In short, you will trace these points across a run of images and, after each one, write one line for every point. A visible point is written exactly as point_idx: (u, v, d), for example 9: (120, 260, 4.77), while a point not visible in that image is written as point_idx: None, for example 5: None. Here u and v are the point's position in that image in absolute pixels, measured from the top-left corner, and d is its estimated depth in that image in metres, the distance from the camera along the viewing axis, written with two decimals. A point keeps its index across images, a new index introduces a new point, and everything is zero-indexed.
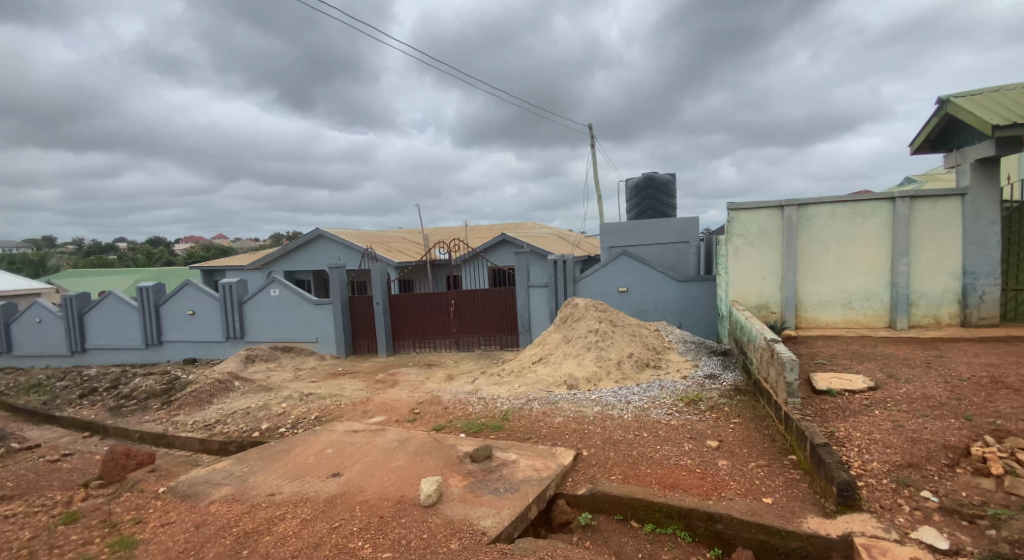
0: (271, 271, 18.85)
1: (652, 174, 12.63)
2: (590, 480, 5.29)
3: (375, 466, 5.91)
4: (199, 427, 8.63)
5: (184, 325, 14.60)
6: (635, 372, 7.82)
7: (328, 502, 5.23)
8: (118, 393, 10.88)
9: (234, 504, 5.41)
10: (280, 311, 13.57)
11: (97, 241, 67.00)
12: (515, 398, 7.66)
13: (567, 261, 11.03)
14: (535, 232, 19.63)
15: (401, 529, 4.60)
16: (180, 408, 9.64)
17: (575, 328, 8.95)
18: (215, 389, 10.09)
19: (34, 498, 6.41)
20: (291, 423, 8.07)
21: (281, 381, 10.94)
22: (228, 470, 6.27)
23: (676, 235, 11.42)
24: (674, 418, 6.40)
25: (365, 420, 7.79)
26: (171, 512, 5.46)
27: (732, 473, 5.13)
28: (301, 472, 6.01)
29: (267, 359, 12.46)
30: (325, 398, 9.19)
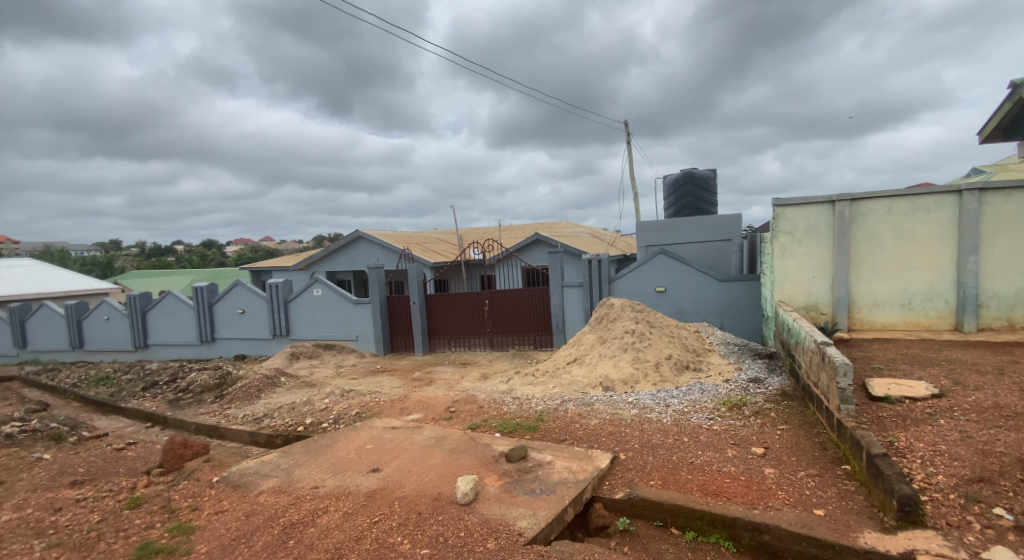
0: (313, 271, 19.29)
1: (691, 170, 12.25)
2: (628, 485, 5.12)
3: (413, 463, 5.89)
4: (248, 421, 8.84)
5: (236, 324, 15.04)
6: (674, 375, 7.57)
7: (368, 496, 5.23)
8: (177, 387, 11.32)
9: (281, 495, 5.47)
10: (323, 310, 13.82)
11: (156, 244, 70.42)
12: (549, 399, 7.52)
13: (602, 260, 10.82)
14: (570, 231, 19.44)
15: (438, 526, 4.56)
16: (231, 402, 9.93)
17: (611, 329, 8.73)
18: (263, 384, 10.34)
19: (100, 483, 6.70)
20: (333, 419, 8.18)
21: (323, 377, 11.13)
22: (275, 462, 6.37)
23: (717, 232, 11.03)
24: (716, 423, 6.14)
25: (403, 417, 7.81)
26: (223, 501, 5.59)
27: (780, 482, 4.86)
28: (343, 467, 6.04)
29: (311, 355, 12.67)
30: (365, 394, 9.28)
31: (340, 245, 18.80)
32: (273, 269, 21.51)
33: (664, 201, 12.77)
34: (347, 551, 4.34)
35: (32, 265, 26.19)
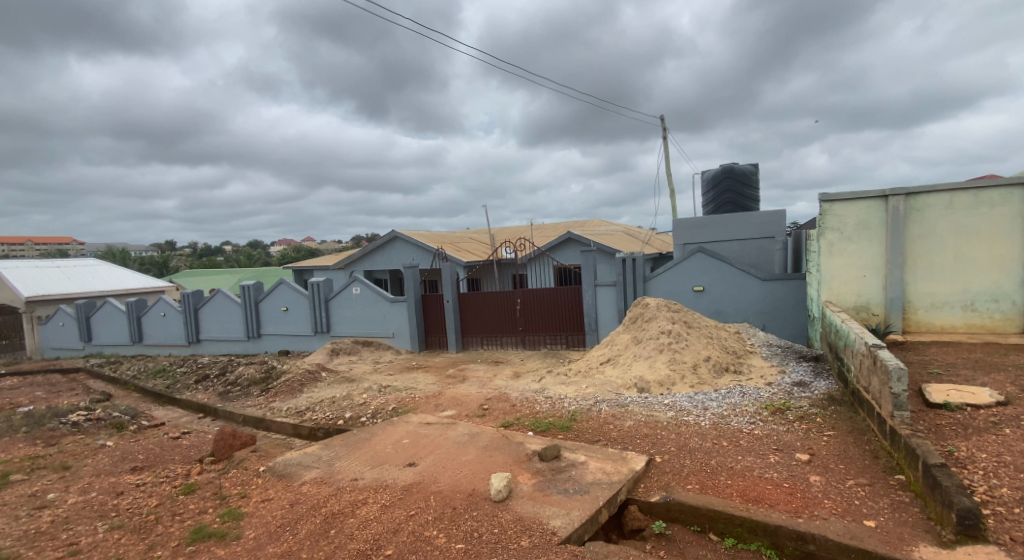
0: (352, 270, 19.64)
1: (731, 165, 11.87)
2: (664, 488, 4.97)
3: (447, 458, 5.87)
4: (291, 414, 9.03)
5: (280, 321, 15.45)
6: (713, 377, 7.35)
7: (404, 490, 5.23)
8: (226, 380, 11.68)
9: (323, 486, 5.54)
10: (361, 308, 14.03)
11: (206, 245, 73.41)
12: (582, 399, 7.40)
13: (636, 258, 10.63)
14: (604, 229, 19.19)
15: (473, 521, 4.52)
16: (276, 395, 10.16)
17: (646, 329, 8.54)
18: (305, 379, 10.55)
19: (157, 469, 6.95)
20: (371, 413, 8.26)
21: (361, 372, 11.30)
22: (317, 454, 6.46)
23: (759, 229, 10.66)
24: (757, 427, 5.92)
25: (438, 413, 7.83)
26: (269, 490, 5.70)
27: (826, 490, 4.64)
28: (381, 460, 6.08)
29: (350, 352, 12.90)
30: (401, 390, 9.35)
31: (377, 245, 19.05)
32: (314, 268, 22.01)
33: (703, 197, 12.43)
34: (384, 544, 4.34)
35: (96, 265, 27.64)
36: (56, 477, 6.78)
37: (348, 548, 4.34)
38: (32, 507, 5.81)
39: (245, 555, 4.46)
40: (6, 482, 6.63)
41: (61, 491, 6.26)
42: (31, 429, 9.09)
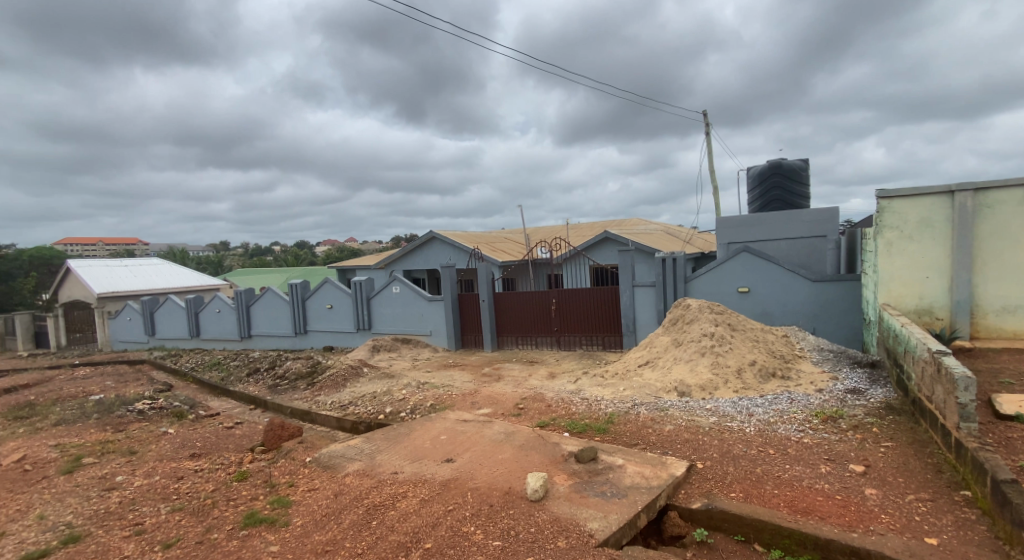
0: (392, 269, 19.93)
1: (779, 160, 11.42)
2: (706, 495, 4.78)
3: (483, 456, 5.82)
4: (335, 407, 9.19)
5: (325, 318, 15.80)
6: (758, 382, 7.06)
7: (443, 485, 5.20)
8: (275, 373, 12.03)
9: (365, 478, 5.58)
10: (401, 306, 14.19)
11: (258, 245, 76.54)
12: (620, 402, 7.23)
13: (677, 258, 10.33)
14: (643, 229, 18.84)
15: (510, 520, 4.45)
16: (320, 390, 10.38)
17: (687, 331, 8.29)
18: (348, 373, 10.72)
19: (213, 456, 7.14)
20: (411, 409, 8.31)
21: (401, 369, 11.42)
22: (360, 447, 6.53)
23: (809, 228, 10.20)
24: (807, 435, 5.64)
25: (474, 411, 7.80)
26: (314, 480, 5.78)
27: (883, 504, 4.37)
28: (420, 455, 6.08)
29: (390, 349, 13.10)
30: (438, 387, 9.38)
31: (416, 245, 19.26)
32: (356, 268, 22.47)
33: (749, 194, 12.01)
34: (423, 537, 4.32)
35: (158, 264, 29.10)
36: (123, 462, 7.08)
37: (389, 540, 4.34)
38: (101, 489, 6.12)
39: (293, 542, 4.52)
40: (78, 464, 6.98)
41: (127, 475, 6.55)
42: (101, 416, 9.58)
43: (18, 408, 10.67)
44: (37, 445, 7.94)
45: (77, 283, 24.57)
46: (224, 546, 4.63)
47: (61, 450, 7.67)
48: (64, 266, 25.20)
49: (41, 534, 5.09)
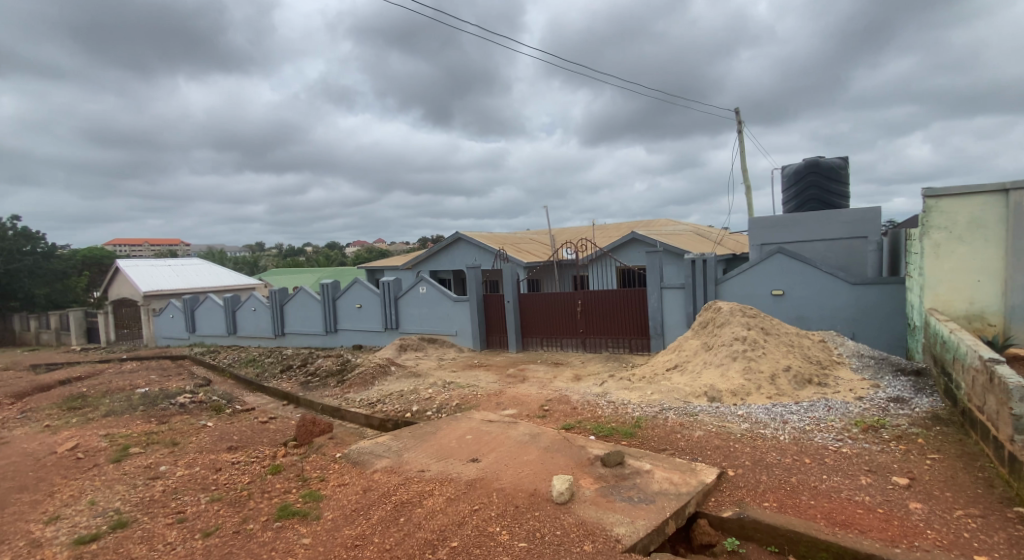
0: (419, 270, 20.05)
1: (816, 159, 11.04)
2: (737, 504, 4.61)
3: (509, 456, 5.74)
4: (364, 405, 9.26)
5: (355, 317, 16.00)
6: (793, 388, 6.82)
7: (469, 484, 5.14)
8: (307, 370, 12.22)
9: (392, 475, 5.57)
10: (427, 306, 14.25)
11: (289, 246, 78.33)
12: (647, 406, 7.07)
13: (707, 260, 10.07)
14: (671, 229, 18.51)
15: (535, 522, 4.36)
16: (349, 387, 10.47)
17: (718, 335, 8.07)
18: (376, 371, 10.78)
19: (249, 449, 7.23)
20: (437, 407, 8.30)
21: (427, 368, 11.46)
22: (387, 444, 6.53)
23: (848, 229, 9.85)
24: (845, 445, 5.41)
25: (499, 411, 7.74)
26: (344, 475, 5.80)
27: (928, 519, 4.13)
28: (445, 454, 6.04)
29: (417, 348, 13.17)
30: (464, 387, 9.36)
31: (442, 246, 19.33)
32: (384, 268, 22.69)
33: (784, 194, 11.66)
34: (449, 535, 4.28)
35: (198, 264, 30.01)
36: (166, 452, 7.25)
37: (417, 537, 4.30)
38: (147, 477, 6.28)
39: (324, 535, 4.53)
40: (125, 453, 7.19)
41: (171, 464, 6.70)
42: (147, 408, 9.86)
43: (71, 399, 11.11)
44: (88, 435, 8.23)
45: (128, 281, 25.87)
46: (259, 537, 4.67)
47: (110, 440, 7.92)
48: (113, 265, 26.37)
49: (91, 519, 5.25)
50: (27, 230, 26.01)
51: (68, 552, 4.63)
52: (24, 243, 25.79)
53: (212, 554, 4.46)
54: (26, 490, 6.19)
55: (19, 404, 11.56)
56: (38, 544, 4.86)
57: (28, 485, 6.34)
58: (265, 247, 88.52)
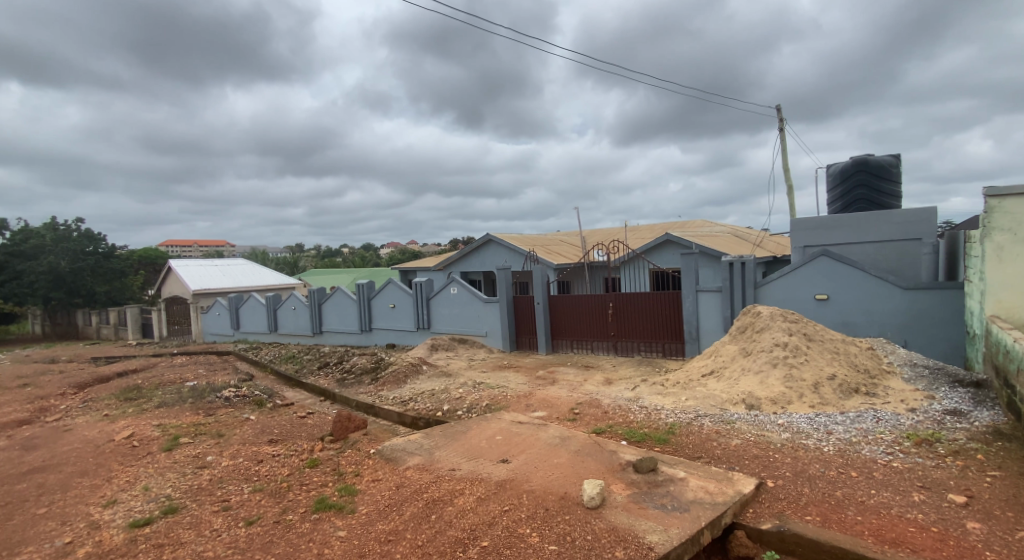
0: (450, 271, 20.15)
1: (866, 157, 10.59)
2: (777, 516, 4.39)
3: (539, 459, 5.62)
4: (396, 402, 9.31)
5: (388, 317, 16.17)
6: (838, 398, 6.51)
7: (499, 485, 5.06)
8: (342, 367, 12.41)
9: (424, 473, 5.54)
10: (458, 307, 14.27)
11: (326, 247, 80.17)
12: (682, 412, 6.86)
13: (745, 262, 9.76)
14: (707, 231, 18.09)
15: (566, 525, 4.25)
16: (382, 385, 10.55)
17: (757, 340, 7.79)
18: (409, 370, 10.83)
19: (289, 443, 7.31)
20: (467, 408, 8.27)
21: (458, 368, 11.46)
22: (419, 442, 6.52)
23: (900, 230, 9.39)
24: (895, 459, 5.11)
25: (528, 413, 7.65)
26: (378, 471, 5.80)
27: (989, 541, 3.85)
28: (476, 453, 5.99)
29: (448, 348, 13.22)
30: (494, 388, 9.30)
31: (473, 247, 19.38)
32: (416, 268, 22.88)
33: (830, 194, 11.23)
34: (480, 535, 4.21)
35: (242, 264, 30.94)
36: (213, 442, 7.42)
37: (448, 534, 4.25)
38: (195, 466, 6.43)
39: (358, 529, 4.52)
40: (176, 443, 7.40)
41: (217, 455, 6.85)
42: (195, 400, 10.15)
43: (127, 390, 11.58)
44: (142, 424, 8.53)
45: (180, 280, 26.88)
46: (297, 528, 4.70)
47: (162, 429, 8.18)
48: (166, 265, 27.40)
49: (144, 504, 5.40)
50: (90, 231, 27.48)
51: (124, 535, 4.76)
52: (87, 243, 27.24)
53: (253, 542, 4.50)
54: (85, 475, 6.43)
55: (79, 395, 12.10)
56: (98, 525, 5.01)
57: (87, 470, 6.60)
58: (302, 247, 90.73)
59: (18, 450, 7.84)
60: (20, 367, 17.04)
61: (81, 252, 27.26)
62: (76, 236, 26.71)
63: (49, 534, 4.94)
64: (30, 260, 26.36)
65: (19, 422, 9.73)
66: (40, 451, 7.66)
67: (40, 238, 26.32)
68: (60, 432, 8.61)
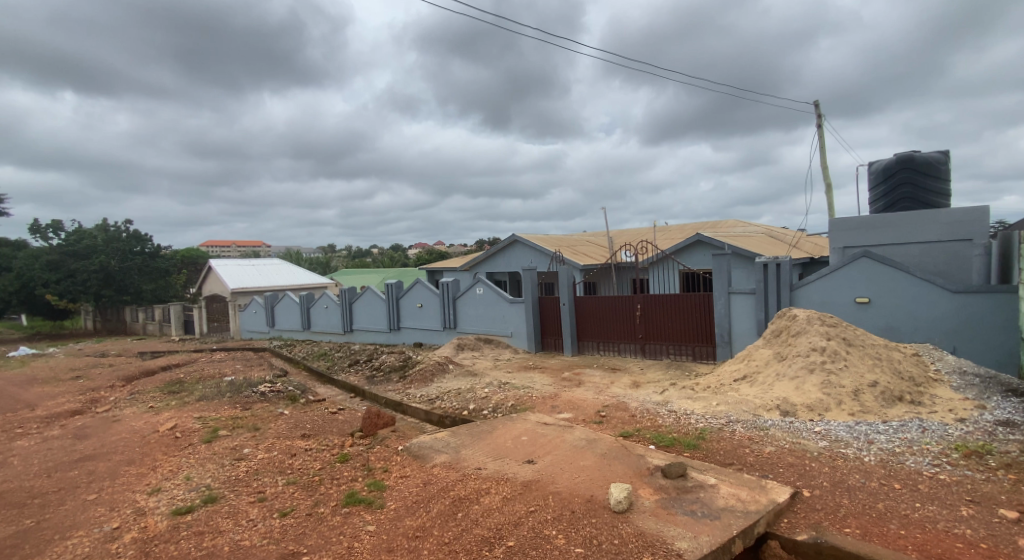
0: (476, 271, 20.17)
1: (911, 154, 10.16)
2: (814, 527, 4.20)
3: (565, 460, 5.52)
4: (424, 400, 9.32)
5: (416, 316, 16.28)
6: (881, 406, 6.24)
7: (524, 485, 4.99)
8: (372, 365, 12.53)
9: (451, 471, 5.51)
10: (484, 307, 14.26)
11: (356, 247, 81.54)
12: (713, 418, 6.66)
13: (780, 263, 9.47)
14: (739, 231, 17.65)
15: (592, 528, 4.15)
16: (410, 383, 10.59)
17: (793, 344, 7.53)
18: (435, 369, 10.85)
19: (320, 437, 7.37)
20: (493, 407, 8.22)
21: (484, 367, 11.42)
22: (446, 440, 6.49)
23: (948, 230, 8.97)
24: (942, 472, 4.85)
25: (554, 414, 7.55)
26: (406, 467, 5.80)
27: None
28: (502, 453, 5.92)
29: (474, 348, 13.24)
30: (519, 388, 9.23)
31: (499, 248, 19.36)
32: (443, 268, 22.99)
33: (872, 192, 10.82)
34: (505, 535, 4.14)
35: (278, 264, 31.60)
36: (250, 435, 7.54)
37: (474, 533, 4.20)
38: (232, 458, 6.54)
39: (387, 524, 4.51)
40: (215, 435, 7.55)
41: (253, 447, 6.95)
42: (233, 394, 10.38)
43: (171, 384, 11.94)
44: (185, 416, 8.75)
45: (220, 279, 27.61)
46: (328, 521, 4.70)
47: (202, 422, 8.36)
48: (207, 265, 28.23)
49: (186, 492, 5.51)
50: (138, 232, 28.92)
51: (167, 521, 4.85)
52: (134, 244, 28.61)
53: (286, 533, 4.52)
54: (132, 464, 6.61)
55: (127, 387, 12.52)
56: (143, 512, 5.12)
57: (134, 459, 6.79)
58: (333, 247, 92.43)
59: (71, 438, 8.13)
60: (71, 360, 17.76)
61: (128, 252, 28.47)
62: (125, 237, 28.19)
63: (98, 519, 5.07)
64: (82, 259, 27.43)
65: (72, 412, 10.11)
66: (90, 440, 7.92)
67: (93, 239, 27.69)
68: (108, 422, 8.90)
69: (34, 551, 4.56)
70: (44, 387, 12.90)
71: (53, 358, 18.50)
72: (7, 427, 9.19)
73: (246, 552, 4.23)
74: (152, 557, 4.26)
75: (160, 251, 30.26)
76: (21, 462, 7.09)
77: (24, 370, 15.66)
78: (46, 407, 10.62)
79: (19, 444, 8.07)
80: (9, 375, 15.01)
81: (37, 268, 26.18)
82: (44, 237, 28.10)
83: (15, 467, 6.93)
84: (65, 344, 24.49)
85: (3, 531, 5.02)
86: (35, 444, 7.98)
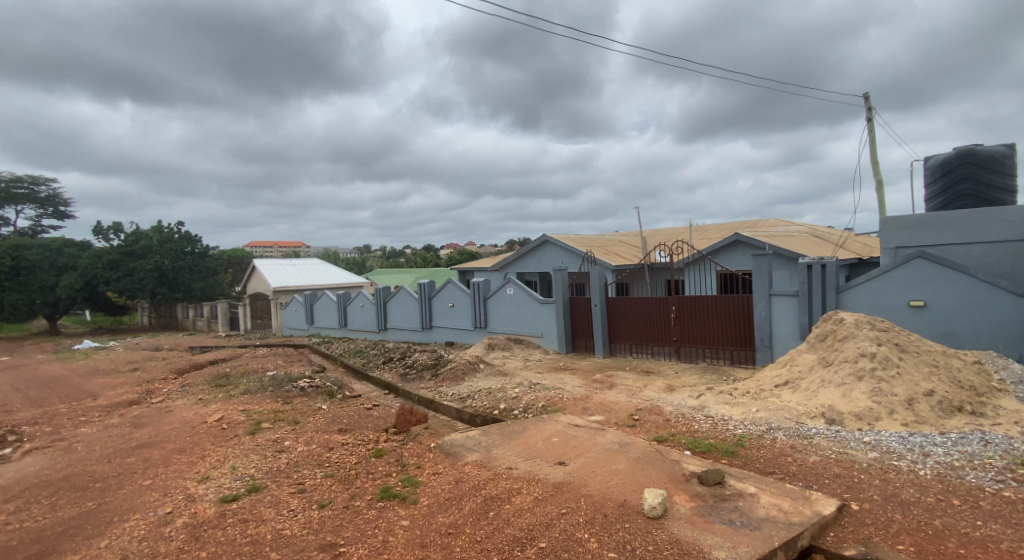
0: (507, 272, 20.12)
1: (973, 148, 9.61)
2: (863, 543, 3.95)
3: (597, 463, 5.37)
4: (456, 399, 9.29)
5: (448, 316, 16.33)
6: (938, 417, 5.89)
7: (556, 487, 4.87)
8: (405, 363, 12.61)
9: (483, 469, 5.44)
10: (514, 308, 14.17)
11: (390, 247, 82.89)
12: (752, 424, 6.41)
13: (826, 264, 9.06)
14: (778, 231, 17.08)
15: (626, 533, 4.00)
16: (442, 381, 10.60)
17: (841, 349, 7.19)
18: (467, 368, 10.82)
19: (356, 433, 7.40)
20: (524, 407, 8.13)
21: (515, 367, 11.34)
22: (478, 438, 6.43)
23: (1015, 230, 8.40)
24: (1007, 488, 4.50)
25: (586, 417, 7.42)
26: (438, 465, 5.76)
27: None
28: (533, 454, 5.82)
29: (505, 348, 13.19)
30: (551, 389, 9.10)
31: (530, 248, 19.26)
32: (475, 268, 23.03)
33: (928, 189, 10.27)
34: (538, 536, 4.04)
35: (317, 264, 32.23)
36: (290, 428, 7.66)
37: (506, 533, 4.11)
38: (274, 450, 6.64)
39: (421, 520, 4.47)
40: (258, 427, 7.70)
41: (293, 440, 7.04)
42: (274, 388, 10.58)
43: (217, 377, 12.27)
44: (230, 409, 8.96)
45: (263, 278, 28.34)
46: (364, 514, 4.69)
47: (247, 414, 8.54)
48: (250, 265, 29.09)
49: (232, 481, 5.60)
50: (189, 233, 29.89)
51: (215, 508, 4.92)
52: (185, 244, 29.55)
53: (325, 525, 4.52)
54: (183, 453, 6.79)
55: (179, 379, 12.95)
56: (192, 498, 5.23)
57: (185, 448, 6.96)
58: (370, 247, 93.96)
59: (128, 426, 8.41)
60: (129, 353, 18.49)
61: (180, 252, 29.54)
62: (178, 239, 29.17)
63: (152, 504, 5.20)
64: (139, 259, 28.57)
65: (130, 402, 10.49)
66: (146, 429, 8.19)
67: (149, 239, 28.88)
68: (163, 412, 9.20)
69: (95, 532, 4.70)
70: (105, 378, 13.46)
71: (112, 351, 19.38)
72: (71, 415, 9.59)
73: (288, 541, 4.24)
74: (202, 542, 4.33)
75: (209, 251, 31.31)
76: (84, 448, 7.37)
77: (87, 362, 16.40)
78: (106, 397, 11.05)
79: (82, 431, 8.40)
80: (74, 366, 15.77)
81: (99, 267, 27.27)
82: (106, 238, 29.41)
83: (78, 452, 7.22)
84: (121, 338, 25.56)
85: (66, 512, 5.19)
86: (96, 432, 8.28)
